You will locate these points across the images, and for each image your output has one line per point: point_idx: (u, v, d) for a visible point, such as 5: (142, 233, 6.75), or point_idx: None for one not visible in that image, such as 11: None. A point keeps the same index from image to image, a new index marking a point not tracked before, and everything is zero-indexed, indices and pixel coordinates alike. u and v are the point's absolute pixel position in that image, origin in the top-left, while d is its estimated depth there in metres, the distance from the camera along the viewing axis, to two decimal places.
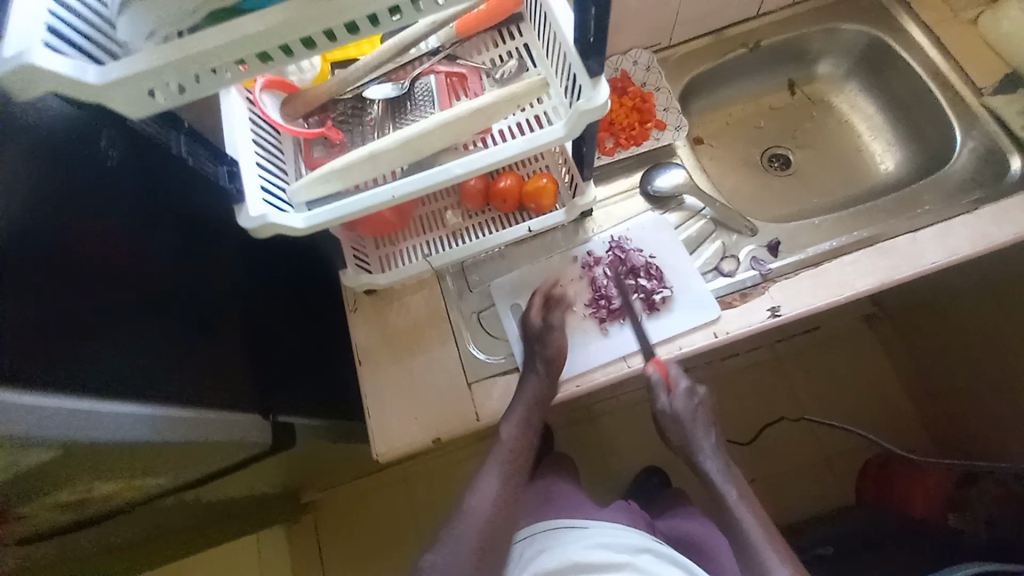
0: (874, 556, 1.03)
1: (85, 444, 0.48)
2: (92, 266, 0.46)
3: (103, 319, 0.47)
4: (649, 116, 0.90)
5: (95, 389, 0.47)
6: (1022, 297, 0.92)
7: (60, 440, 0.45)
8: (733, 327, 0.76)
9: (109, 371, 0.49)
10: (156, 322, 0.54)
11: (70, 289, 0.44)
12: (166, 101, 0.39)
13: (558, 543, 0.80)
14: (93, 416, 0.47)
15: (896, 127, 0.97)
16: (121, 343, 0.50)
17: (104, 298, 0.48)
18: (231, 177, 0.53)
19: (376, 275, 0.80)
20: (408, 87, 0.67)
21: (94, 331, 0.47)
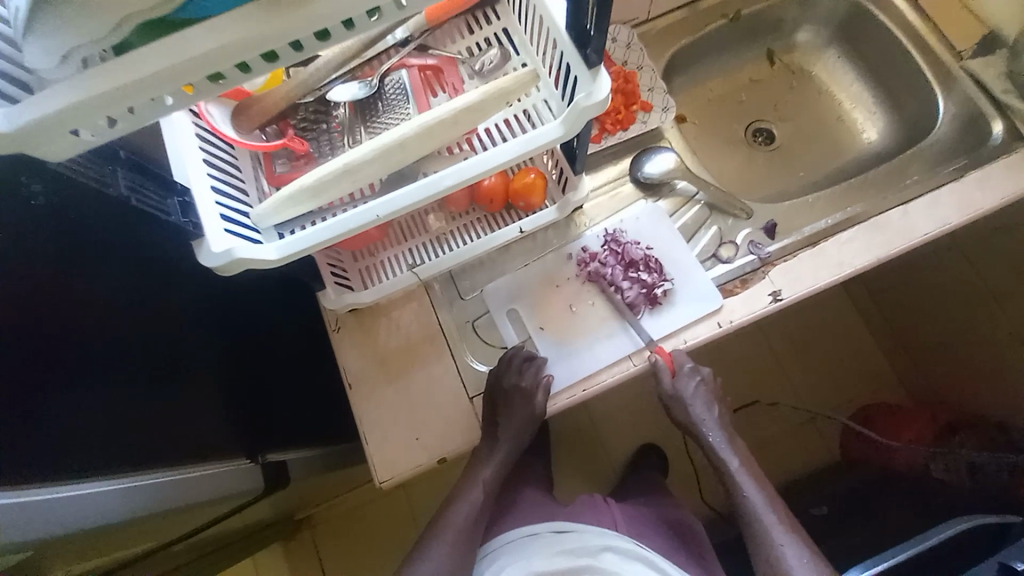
0: (864, 512, 1.08)
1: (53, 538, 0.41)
2: (31, 331, 0.39)
3: (52, 389, 0.40)
4: (634, 98, 0.85)
5: (46, 473, 0.40)
6: (998, 257, 0.95)
7: (20, 542, 0.38)
8: (737, 316, 0.74)
9: (68, 450, 0.42)
10: (118, 381, 0.47)
11: (5, 367, 0.37)
12: (95, 137, 0.33)
13: (522, 552, 0.79)
14: (54, 504, 0.40)
15: (877, 94, 0.96)
16: (80, 411, 0.43)
17: (53, 365, 0.41)
18: (184, 209, 0.46)
19: (359, 292, 0.73)
20: (377, 85, 0.59)
21: (41, 405, 0.39)
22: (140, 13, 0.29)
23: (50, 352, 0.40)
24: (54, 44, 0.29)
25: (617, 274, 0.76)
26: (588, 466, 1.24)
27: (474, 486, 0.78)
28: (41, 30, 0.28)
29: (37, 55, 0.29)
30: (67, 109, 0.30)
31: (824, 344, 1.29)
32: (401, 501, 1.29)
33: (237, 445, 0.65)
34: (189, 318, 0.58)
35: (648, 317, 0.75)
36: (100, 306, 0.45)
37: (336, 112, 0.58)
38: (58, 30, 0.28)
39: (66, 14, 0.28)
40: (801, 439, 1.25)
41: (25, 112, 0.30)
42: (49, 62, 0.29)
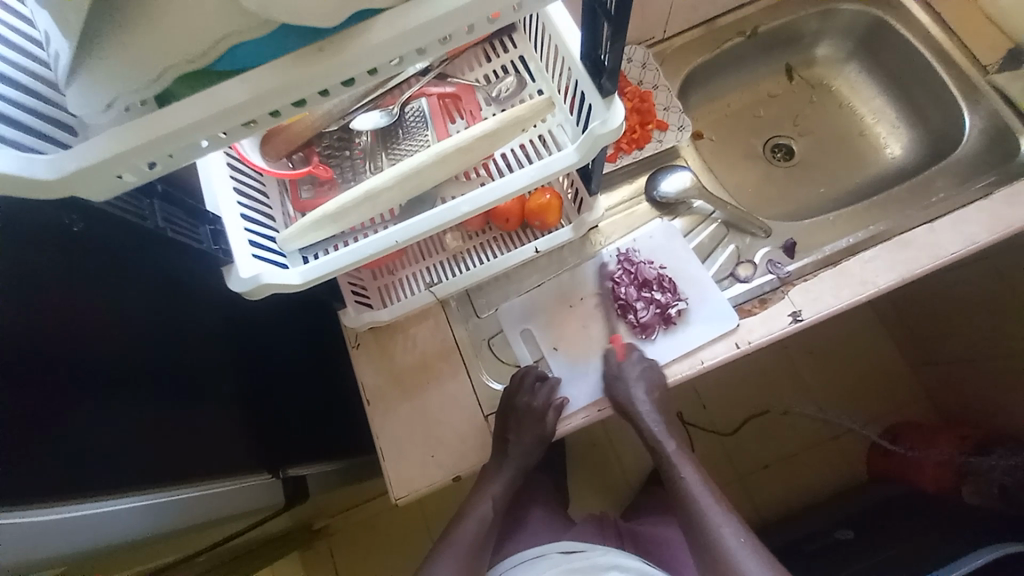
0: (888, 533, 1.03)
1: (65, 553, 0.43)
2: (72, 354, 0.41)
3: (94, 408, 0.43)
4: (650, 117, 0.86)
5: (86, 487, 0.42)
6: None
7: (34, 555, 0.40)
8: (755, 336, 0.72)
9: (104, 466, 0.44)
10: (149, 400, 0.49)
11: (48, 388, 0.39)
12: (136, 179, 0.35)
13: (530, 570, 0.78)
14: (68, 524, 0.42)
15: (900, 109, 0.94)
16: (118, 431, 0.45)
17: (92, 383, 0.43)
18: (215, 236, 0.51)
19: (377, 311, 0.75)
20: (398, 113, 0.61)
21: (84, 422, 0.42)
22: (179, 66, 0.31)
23: (90, 373, 0.43)
24: (99, 94, 0.31)
25: (631, 293, 0.75)
26: (603, 482, 1.23)
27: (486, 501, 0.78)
28: (87, 81, 0.30)
29: (83, 104, 0.31)
30: (111, 155, 0.32)
31: (849, 361, 1.25)
32: (415, 513, 1.30)
33: (259, 460, 0.67)
34: (214, 336, 0.60)
35: (663, 337, 0.74)
36: (133, 329, 0.48)
37: (359, 139, 0.61)
38: (103, 82, 0.30)
39: (110, 68, 0.30)
40: (824, 457, 1.22)
41: (71, 159, 0.32)
42: (93, 110, 0.31)
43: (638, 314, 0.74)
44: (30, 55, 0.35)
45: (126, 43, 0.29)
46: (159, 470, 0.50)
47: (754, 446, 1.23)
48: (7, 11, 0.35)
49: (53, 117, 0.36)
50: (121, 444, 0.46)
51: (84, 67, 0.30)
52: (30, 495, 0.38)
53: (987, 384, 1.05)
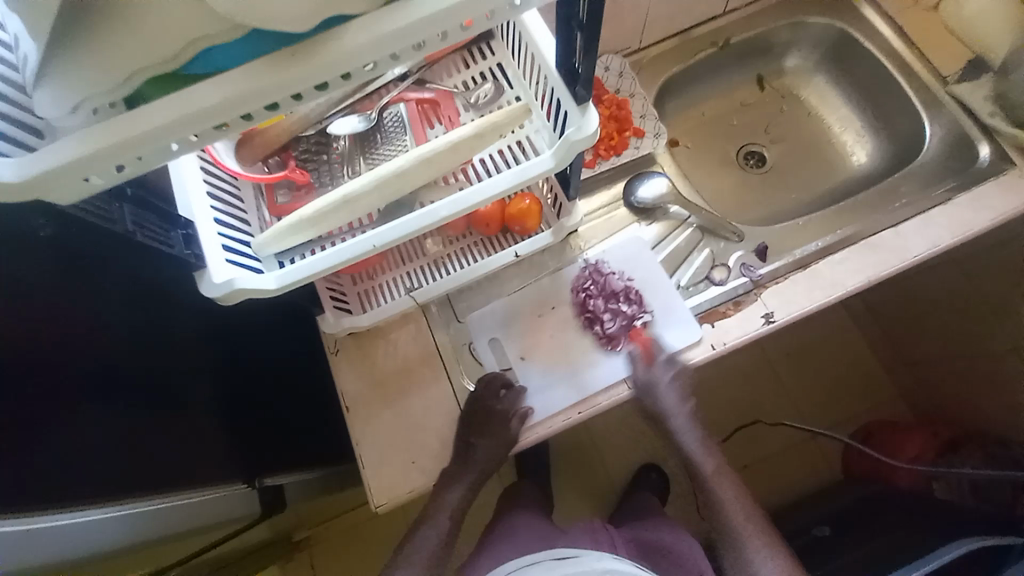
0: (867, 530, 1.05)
1: (34, 562, 0.41)
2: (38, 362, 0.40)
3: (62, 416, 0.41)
4: (627, 124, 0.88)
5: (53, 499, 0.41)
6: (993, 275, 0.95)
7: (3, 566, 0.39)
8: (730, 337, 0.75)
9: (72, 477, 0.43)
10: (120, 408, 0.48)
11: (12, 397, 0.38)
12: (104, 182, 0.34)
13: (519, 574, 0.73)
14: (38, 533, 0.40)
15: (866, 118, 0.98)
16: (88, 441, 0.44)
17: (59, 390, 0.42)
18: (188, 242, 0.48)
19: (357, 316, 0.75)
20: (376, 118, 0.61)
21: (52, 431, 0.41)
22: (149, 69, 0.31)
23: (58, 380, 0.41)
24: (67, 96, 0.30)
25: (600, 305, 0.76)
26: (586, 487, 1.24)
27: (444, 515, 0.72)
28: (55, 83, 0.30)
29: (50, 106, 0.31)
30: (78, 158, 0.31)
31: (823, 361, 1.29)
32: (398, 522, 1.28)
33: (235, 470, 0.65)
34: (187, 343, 0.59)
35: (629, 349, 0.75)
36: (104, 335, 0.47)
37: (336, 144, 0.60)
38: (71, 84, 0.30)
39: (77, 71, 0.30)
40: (802, 457, 1.24)
41: (37, 162, 0.31)
42: (60, 112, 0.31)
43: (605, 325, 0.75)
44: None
45: (96, 46, 0.29)
46: (131, 479, 0.49)
47: (734, 447, 1.25)
48: None
49: (19, 120, 0.35)
50: (91, 453, 0.44)
51: (52, 70, 0.30)
52: None
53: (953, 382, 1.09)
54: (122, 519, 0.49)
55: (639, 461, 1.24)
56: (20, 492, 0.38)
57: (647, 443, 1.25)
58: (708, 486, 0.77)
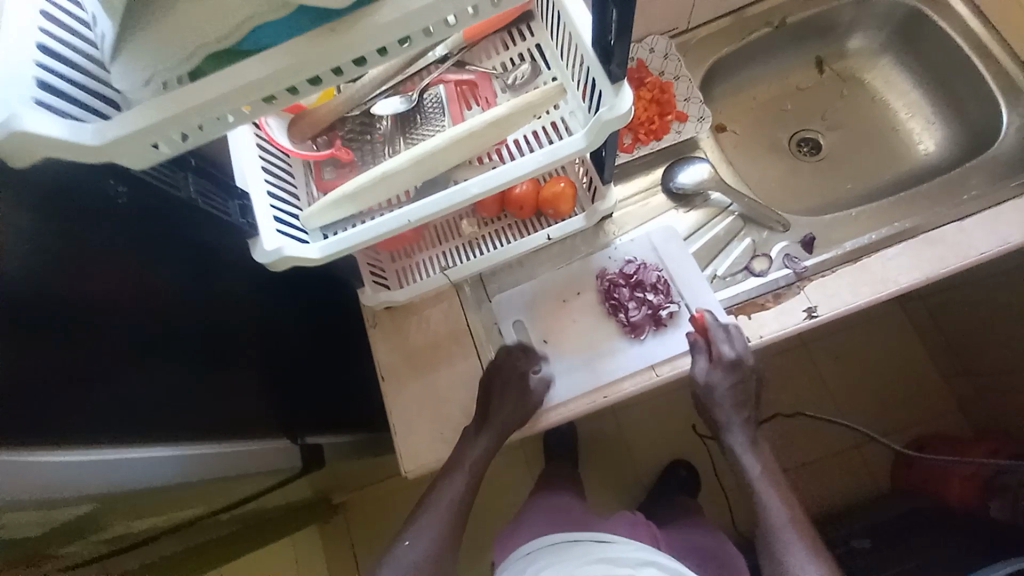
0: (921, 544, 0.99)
1: (109, 490, 0.49)
2: (110, 315, 0.45)
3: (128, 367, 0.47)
4: (669, 108, 0.86)
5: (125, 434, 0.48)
6: None
7: (83, 489, 0.46)
8: (766, 330, 0.73)
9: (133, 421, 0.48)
10: (179, 360, 0.53)
11: (86, 345, 0.43)
12: (171, 150, 0.39)
13: (559, 554, 0.76)
14: (114, 462, 0.48)
15: (937, 103, 0.91)
16: (149, 391, 0.49)
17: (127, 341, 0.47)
18: (243, 212, 0.54)
19: (393, 291, 0.78)
20: (417, 99, 0.63)
21: (116, 380, 0.46)
22: (205, 45, 0.34)
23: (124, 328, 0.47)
24: (137, 68, 0.34)
25: (625, 294, 0.76)
26: (613, 476, 1.24)
27: (465, 485, 0.73)
28: (126, 56, 0.34)
29: (123, 76, 0.35)
30: (146, 125, 0.36)
31: (874, 363, 1.21)
32: None
33: (277, 427, 0.71)
34: (240, 306, 0.64)
35: (653, 337, 0.75)
36: (166, 292, 0.52)
37: (379, 124, 0.63)
38: (142, 60, 0.34)
39: (146, 48, 0.33)
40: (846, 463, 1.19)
41: (113, 128, 0.36)
42: (132, 83, 0.35)
43: (629, 313, 0.75)
44: (80, 35, 0.39)
45: (160, 27, 0.33)
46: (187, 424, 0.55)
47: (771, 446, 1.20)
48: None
49: (98, 91, 0.40)
50: (152, 395, 0.50)
51: (124, 45, 0.34)
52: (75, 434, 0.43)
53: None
54: (182, 458, 0.55)
55: (669, 455, 1.23)
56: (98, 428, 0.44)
57: (678, 438, 1.23)
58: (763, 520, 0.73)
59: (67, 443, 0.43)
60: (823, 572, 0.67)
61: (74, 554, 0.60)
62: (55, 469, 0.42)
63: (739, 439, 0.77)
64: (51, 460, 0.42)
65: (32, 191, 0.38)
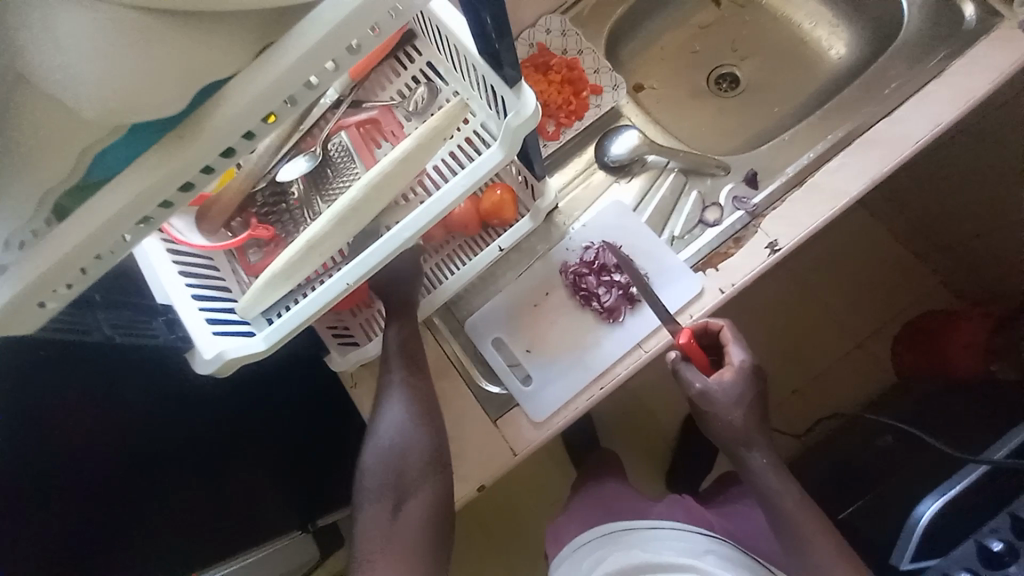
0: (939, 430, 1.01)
1: None
2: None
3: None
4: (582, 84, 0.84)
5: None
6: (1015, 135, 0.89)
7: None
8: (738, 277, 0.72)
9: None
10: None
11: None
12: (61, 302, 0.36)
13: (621, 546, 0.79)
14: None
15: (836, 6, 0.91)
16: None
17: None
18: (172, 326, 0.51)
19: (363, 347, 0.74)
20: (323, 153, 0.60)
21: None
22: (54, 188, 0.31)
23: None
24: None
25: (592, 281, 0.75)
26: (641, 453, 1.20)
27: None
28: None
29: None
30: (25, 290, 0.33)
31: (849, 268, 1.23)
32: None
33: None
34: None
35: (630, 316, 0.74)
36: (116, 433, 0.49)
37: (292, 190, 0.60)
38: None
39: None
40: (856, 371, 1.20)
41: None
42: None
43: (601, 299, 0.74)
44: None
45: None
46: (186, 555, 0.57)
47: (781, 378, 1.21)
48: None
49: None
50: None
51: None
52: None
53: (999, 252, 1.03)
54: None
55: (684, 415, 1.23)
56: None
57: None
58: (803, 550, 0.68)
59: None
60: None
61: None
62: None
63: (763, 461, 0.71)
64: None
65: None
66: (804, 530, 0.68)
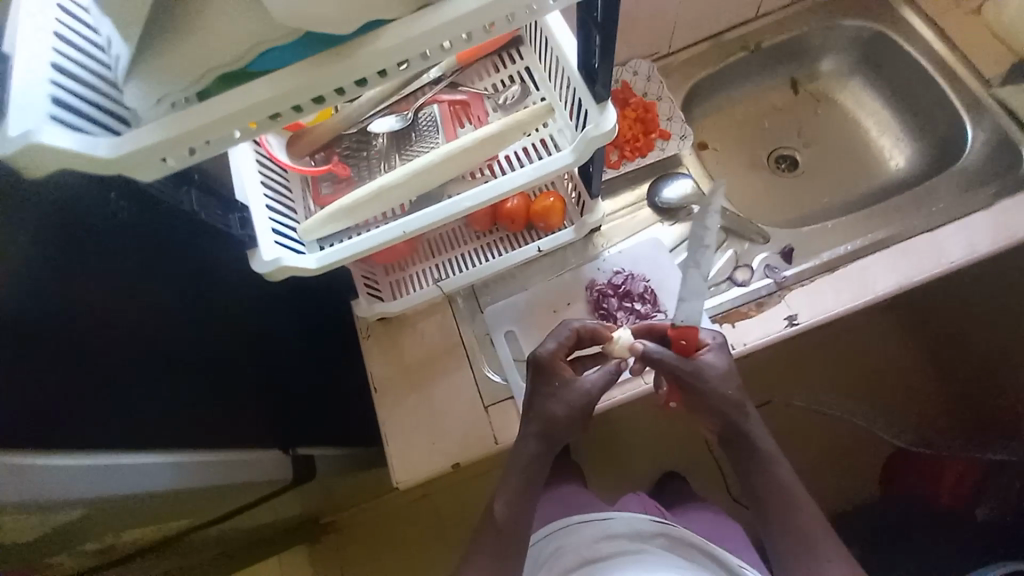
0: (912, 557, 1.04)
1: (108, 499, 0.51)
2: (99, 323, 0.47)
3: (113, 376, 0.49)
4: (653, 126, 0.90)
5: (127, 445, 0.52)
6: None
7: (88, 500, 0.49)
8: (750, 338, 0.75)
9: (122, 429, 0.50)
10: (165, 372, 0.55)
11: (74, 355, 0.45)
12: (177, 164, 0.41)
13: (572, 533, 0.83)
14: (120, 469, 0.51)
15: (904, 122, 0.96)
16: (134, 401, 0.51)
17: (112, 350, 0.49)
18: (242, 224, 0.56)
19: (388, 303, 0.80)
20: (412, 118, 0.66)
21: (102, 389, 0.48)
22: (217, 68, 0.37)
23: (117, 331, 0.49)
24: (148, 91, 0.37)
25: (614, 303, 0.79)
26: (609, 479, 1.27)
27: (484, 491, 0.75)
28: (139, 79, 0.37)
29: (135, 98, 0.38)
30: (159, 141, 0.38)
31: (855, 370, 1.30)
32: (425, 515, 1.29)
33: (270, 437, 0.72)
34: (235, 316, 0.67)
35: None
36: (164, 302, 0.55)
37: (375, 141, 0.66)
38: (155, 81, 0.37)
39: (158, 71, 0.36)
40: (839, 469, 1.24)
41: (127, 142, 0.38)
42: (143, 103, 0.38)
43: (618, 322, 0.78)
44: (92, 56, 0.43)
45: (172, 52, 0.36)
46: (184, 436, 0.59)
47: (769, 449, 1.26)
48: (75, 20, 0.43)
49: (110, 108, 0.42)
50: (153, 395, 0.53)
51: (139, 67, 0.37)
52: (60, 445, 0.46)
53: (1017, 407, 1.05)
54: (172, 467, 0.57)
55: (660, 468, 1.25)
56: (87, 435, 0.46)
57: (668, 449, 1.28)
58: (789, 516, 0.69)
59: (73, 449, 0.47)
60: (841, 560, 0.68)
61: (62, 567, 0.60)
62: (69, 479, 0.46)
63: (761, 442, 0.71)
64: (64, 470, 0.46)
65: (34, 208, 0.41)
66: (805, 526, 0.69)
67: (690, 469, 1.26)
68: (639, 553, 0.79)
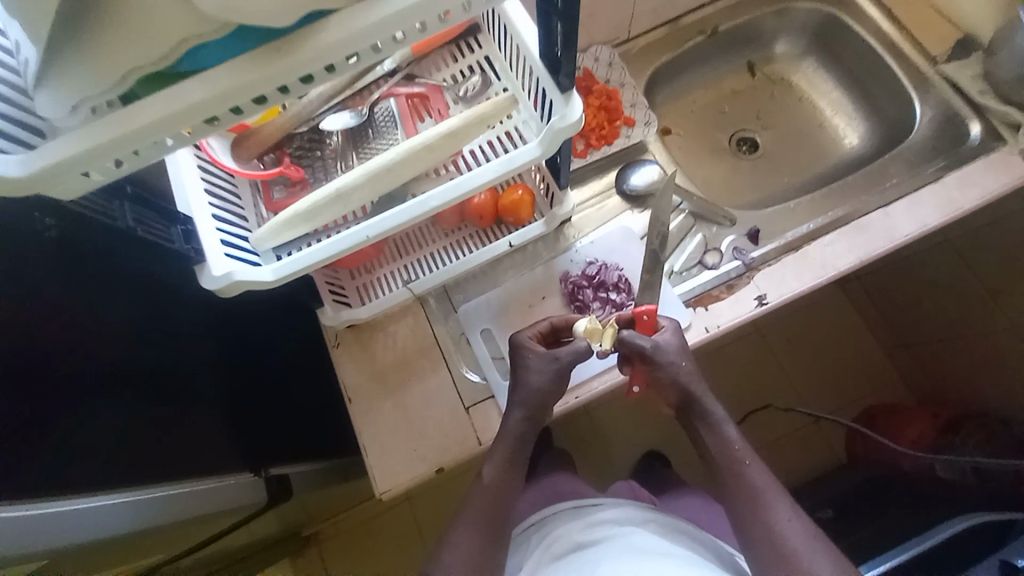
0: (882, 516, 1.09)
1: (71, 547, 0.46)
2: (33, 356, 0.42)
3: (52, 414, 0.43)
4: (617, 114, 0.89)
5: (90, 483, 0.47)
6: (1001, 247, 0.96)
7: (52, 550, 0.44)
8: (723, 321, 0.76)
9: (69, 470, 0.45)
10: (116, 402, 0.50)
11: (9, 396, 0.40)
12: (103, 177, 0.37)
13: (561, 523, 0.83)
14: (78, 512, 0.45)
15: (857, 102, 0.99)
16: (83, 435, 0.46)
17: (50, 384, 0.43)
18: (187, 237, 0.51)
19: (356, 309, 0.77)
20: (367, 113, 0.62)
21: (42, 429, 0.42)
22: (143, 67, 0.33)
23: (52, 362, 0.44)
24: (63, 97, 0.33)
25: (589, 295, 0.78)
26: (595, 465, 1.29)
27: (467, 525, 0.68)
28: (51, 84, 0.33)
29: (48, 106, 0.33)
30: (78, 153, 0.34)
31: (817, 343, 1.36)
32: (410, 517, 1.27)
33: (240, 459, 0.68)
34: (186, 333, 0.62)
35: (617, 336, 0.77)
36: (107, 327, 0.50)
37: (330, 140, 0.62)
38: (67, 86, 0.33)
39: (70, 75, 0.32)
40: (807, 439, 1.32)
41: (41, 156, 0.34)
42: (59, 111, 0.34)
43: (594, 314, 0.78)
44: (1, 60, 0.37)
45: (86, 52, 0.32)
46: (150, 468, 0.53)
47: (756, 431, 1.32)
48: None
49: (22, 121, 0.38)
50: (107, 431, 0.49)
51: (48, 71, 0.32)
52: (27, 488, 0.41)
53: (971, 368, 1.12)
54: (139, 504, 0.51)
55: (640, 449, 1.28)
56: (26, 482, 0.41)
57: (648, 430, 1.30)
58: (754, 497, 0.66)
59: (24, 497, 0.41)
60: (807, 532, 0.64)
61: None
62: (18, 529, 0.40)
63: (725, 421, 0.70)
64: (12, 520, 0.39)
65: None
66: (765, 499, 0.66)
67: (668, 449, 1.29)
68: (631, 534, 0.78)
